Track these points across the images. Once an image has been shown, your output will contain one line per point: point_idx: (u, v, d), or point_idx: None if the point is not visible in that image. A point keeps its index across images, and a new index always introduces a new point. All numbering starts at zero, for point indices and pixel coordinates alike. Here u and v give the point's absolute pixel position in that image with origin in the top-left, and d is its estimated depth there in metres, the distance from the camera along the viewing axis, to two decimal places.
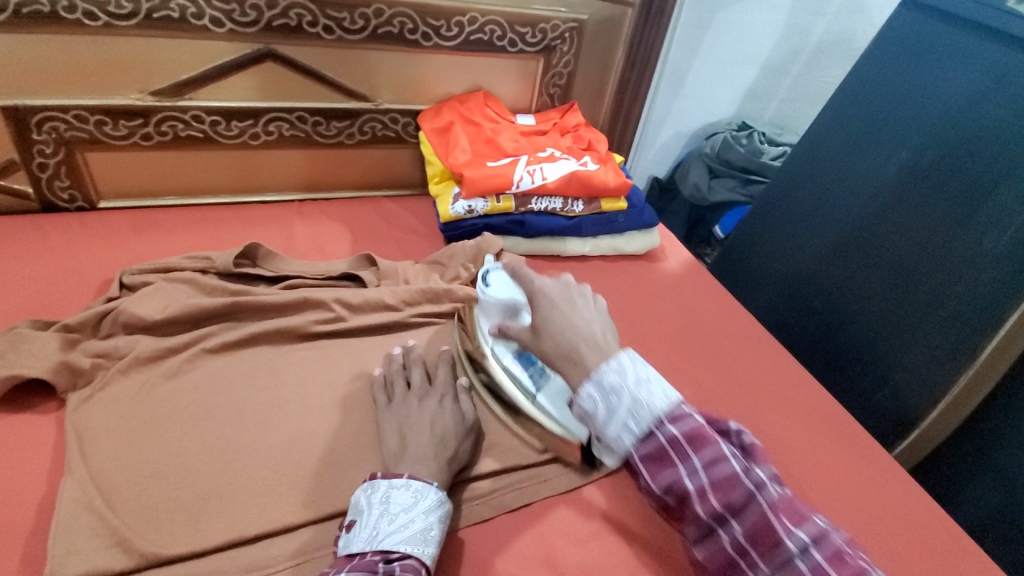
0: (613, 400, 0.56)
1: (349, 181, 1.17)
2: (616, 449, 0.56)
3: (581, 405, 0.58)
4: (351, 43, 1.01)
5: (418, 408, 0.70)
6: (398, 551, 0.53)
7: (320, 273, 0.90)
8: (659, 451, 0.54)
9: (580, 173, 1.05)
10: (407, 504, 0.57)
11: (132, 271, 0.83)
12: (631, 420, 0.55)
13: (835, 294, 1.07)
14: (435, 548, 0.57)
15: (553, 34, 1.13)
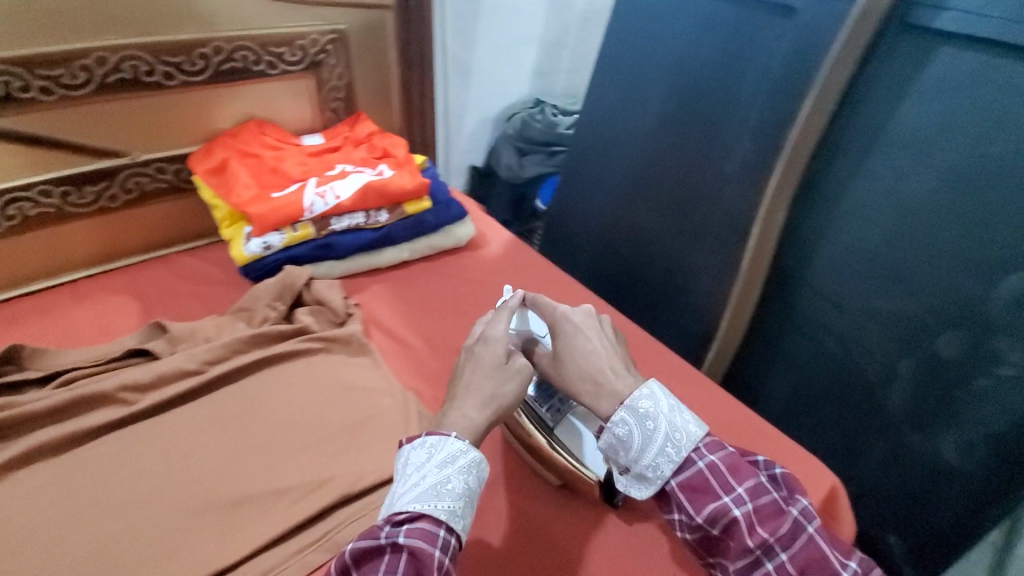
0: (649, 428, 0.59)
1: (132, 246, 1.06)
2: (651, 479, 0.58)
3: (616, 433, 0.60)
4: (80, 99, 0.91)
5: (473, 360, 0.65)
6: (405, 512, 0.52)
7: (103, 357, 0.82)
8: (701, 482, 0.57)
9: (374, 183, 1.04)
10: (421, 462, 0.55)
11: None
12: (669, 446, 0.58)
13: (636, 242, 1.17)
14: (458, 500, 0.53)
15: (314, 49, 1.10)
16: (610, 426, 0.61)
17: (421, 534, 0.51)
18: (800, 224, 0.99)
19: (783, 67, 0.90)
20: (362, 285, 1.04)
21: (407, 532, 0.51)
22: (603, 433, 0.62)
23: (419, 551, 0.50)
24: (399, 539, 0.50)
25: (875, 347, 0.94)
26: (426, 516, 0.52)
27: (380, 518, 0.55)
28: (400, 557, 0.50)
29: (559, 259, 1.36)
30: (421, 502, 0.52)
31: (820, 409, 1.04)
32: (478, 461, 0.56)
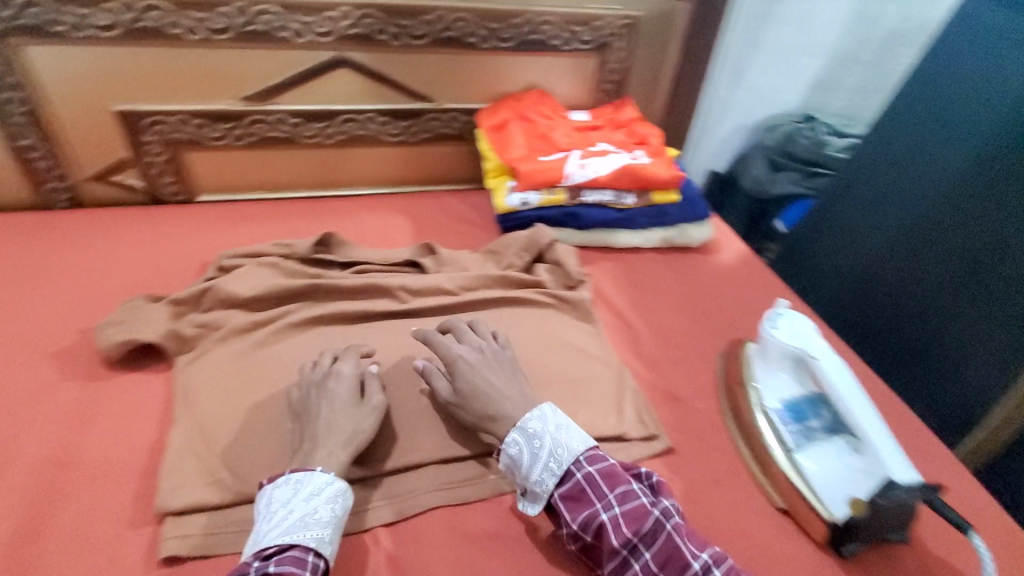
0: (535, 446, 0.65)
1: (414, 176, 1.25)
2: (540, 493, 0.64)
3: (509, 454, 0.66)
4: (416, 48, 1.09)
5: (323, 396, 0.70)
6: (273, 546, 0.56)
7: (386, 260, 0.99)
8: (578, 491, 0.62)
9: (632, 167, 1.08)
10: (286, 497, 0.59)
11: (229, 255, 0.95)
12: (551, 461, 0.64)
13: (900, 290, 1.11)
14: (325, 529, 0.58)
15: (607, 31, 1.16)
16: (502, 447, 0.66)
17: (291, 563, 0.54)
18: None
19: None
20: (592, 258, 1.10)
21: (279, 562, 0.54)
22: (499, 454, 0.68)
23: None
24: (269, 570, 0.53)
25: None
26: (297, 545, 0.56)
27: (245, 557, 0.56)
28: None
29: (801, 287, 1.33)
30: (290, 534, 0.56)
31: None
32: (343, 492, 0.62)
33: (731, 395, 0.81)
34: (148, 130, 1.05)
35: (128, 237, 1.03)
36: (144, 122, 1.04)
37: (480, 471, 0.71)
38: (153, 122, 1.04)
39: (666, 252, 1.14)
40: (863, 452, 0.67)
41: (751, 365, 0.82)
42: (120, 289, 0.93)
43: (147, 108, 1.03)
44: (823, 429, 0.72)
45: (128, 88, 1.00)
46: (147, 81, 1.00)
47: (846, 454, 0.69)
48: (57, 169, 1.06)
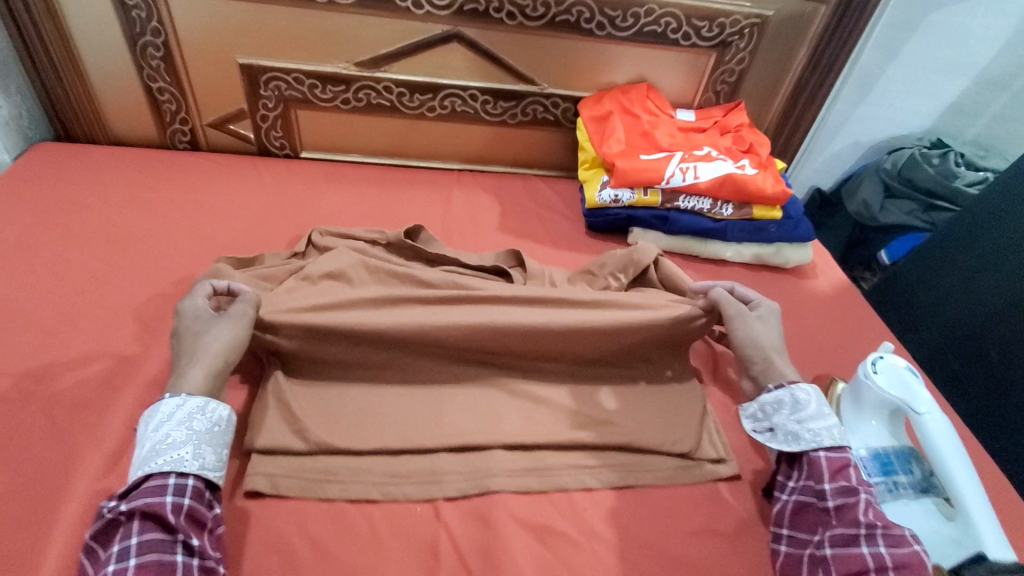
0: (823, 409, 0.68)
1: (506, 157, 1.25)
2: (804, 440, 0.67)
3: (794, 394, 0.70)
4: (530, 29, 1.07)
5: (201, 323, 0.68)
6: (130, 483, 0.57)
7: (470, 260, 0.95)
8: (842, 464, 0.65)
9: (735, 177, 1.02)
10: (141, 433, 0.60)
11: (321, 231, 0.95)
12: (834, 426, 0.67)
13: (1016, 347, 1.00)
14: (182, 449, 0.58)
15: (731, 29, 1.10)
16: (792, 387, 0.70)
17: (146, 494, 0.55)
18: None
19: None
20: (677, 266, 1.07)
21: (133, 495, 0.55)
22: (778, 389, 0.71)
23: (154, 507, 0.54)
24: (122, 508, 0.54)
25: None
26: (153, 475, 0.56)
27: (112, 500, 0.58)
28: (131, 520, 0.54)
29: (894, 326, 1.24)
30: (143, 466, 0.57)
31: None
32: (203, 407, 0.61)
33: None
34: (266, 85, 1.10)
35: (237, 184, 1.10)
36: (263, 76, 1.09)
37: (546, 465, 0.71)
38: (272, 78, 1.09)
39: (757, 270, 1.09)
40: (962, 519, 0.61)
41: (837, 401, 0.77)
42: (225, 233, 1.00)
43: (268, 63, 1.07)
44: (912, 487, 0.66)
45: (253, 43, 1.05)
46: (272, 38, 1.05)
47: (939, 520, 0.63)
48: (181, 113, 1.13)
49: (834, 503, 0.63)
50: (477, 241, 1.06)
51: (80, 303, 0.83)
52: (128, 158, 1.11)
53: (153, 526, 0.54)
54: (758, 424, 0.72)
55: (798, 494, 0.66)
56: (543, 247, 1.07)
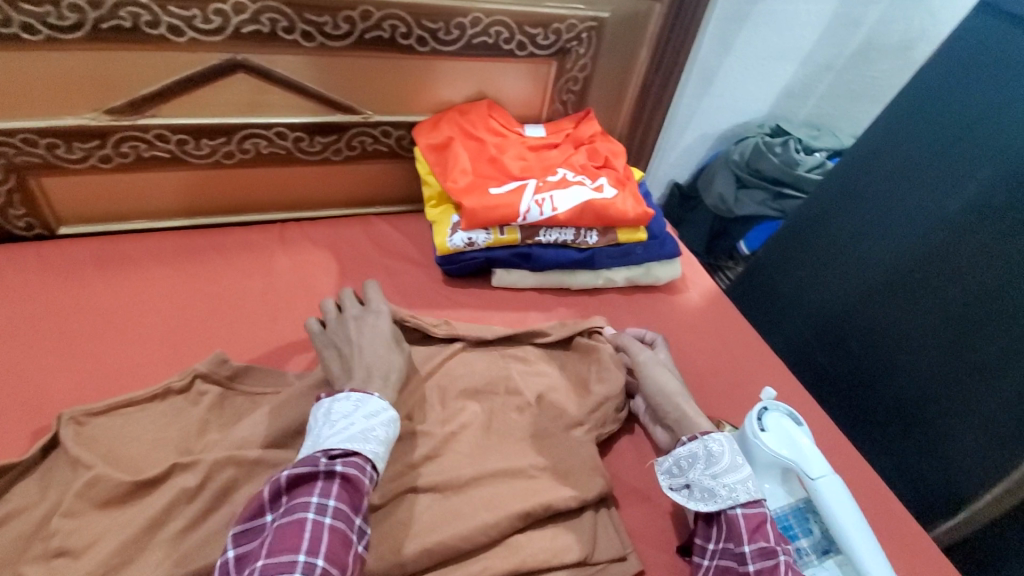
0: (738, 459, 0.62)
1: (339, 198, 1.06)
2: (718, 499, 0.60)
3: (708, 446, 0.63)
4: (335, 50, 0.88)
5: (365, 328, 0.74)
6: (337, 449, 0.58)
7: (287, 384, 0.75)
8: (758, 523, 0.59)
9: (595, 202, 0.93)
10: (347, 412, 0.61)
11: (81, 415, 0.67)
12: (750, 481, 0.60)
13: (872, 339, 1.00)
14: (381, 446, 0.60)
15: (568, 35, 0.99)
16: (705, 438, 0.64)
17: (355, 467, 0.57)
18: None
19: None
20: (548, 304, 0.97)
21: (345, 463, 0.57)
22: (692, 440, 0.65)
23: (356, 480, 0.56)
24: (337, 468, 0.56)
25: None
26: (358, 453, 0.58)
27: (304, 454, 0.59)
28: (335, 483, 0.56)
29: (757, 320, 1.23)
30: (353, 442, 0.58)
31: None
32: (393, 420, 0.63)
33: None
34: None
35: None
36: None
37: None
38: None
39: (630, 293, 1.02)
40: None
41: None
42: None
43: None
44: (815, 550, 0.61)
45: None
46: None
47: None
48: None
49: (753, 569, 0.56)
50: (313, 316, 0.87)
51: None
52: None
53: (349, 497, 0.56)
54: (672, 480, 0.65)
55: (718, 559, 0.59)
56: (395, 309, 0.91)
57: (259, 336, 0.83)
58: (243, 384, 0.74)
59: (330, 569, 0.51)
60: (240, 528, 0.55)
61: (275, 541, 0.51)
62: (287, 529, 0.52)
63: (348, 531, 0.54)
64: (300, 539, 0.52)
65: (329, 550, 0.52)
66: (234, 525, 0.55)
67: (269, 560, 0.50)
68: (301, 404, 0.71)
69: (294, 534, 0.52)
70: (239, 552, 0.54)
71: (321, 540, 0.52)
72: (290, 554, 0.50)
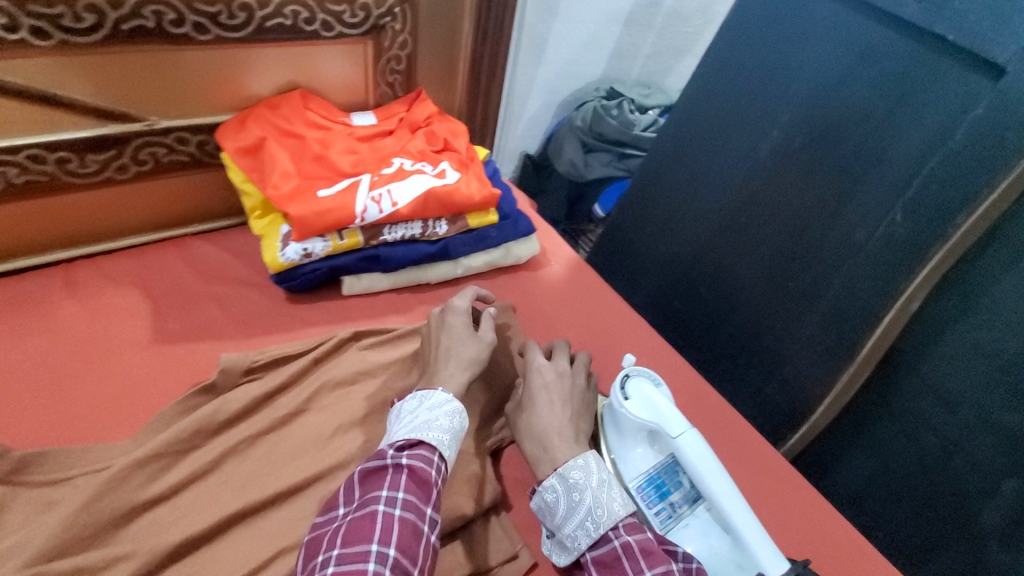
0: (574, 500, 0.59)
1: (142, 222, 0.89)
2: (570, 549, 0.59)
3: (544, 498, 0.60)
4: (84, 48, 0.72)
5: (445, 329, 0.73)
6: (401, 440, 0.58)
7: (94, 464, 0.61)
8: (611, 559, 0.55)
9: (437, 191, 0.87)
10: (412, 407, 0.62)
11: None
12: (588, 521, 0.57)
13: (717, 281, 1.07)
14: (447, 434, 0.60)
15: (379, 10, 0.90)
16: (540, 489, 0.61)
17: (421, 459, 0.56)
18: (923, 324, 0.83)
19: (966, 136, 0.74)
20: (408, 304, 0.91)
21: (410, 453, 0.56)
22: (534, 494, 0.62)
23: (424, 472, 0.55)
24: (402, 459, 0.55)
25: (985, 459, 0.79)
26: (423, 444, 0.58)
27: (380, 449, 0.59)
28: (402, 474, 0.54)
29: (619, 280, 1.26)
30: (416, 432, 0.58)
31: (901, 505, 0.89)
32: (459, 411, 0.62)
33: None
34: None
35: None
36: None
37: None
38: None
39: (493, 277, 0.99)
40: (733, 537, 0.59)
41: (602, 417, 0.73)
42: None
43: None
44: (686, 501, 0.64)
45: None
46: None
47: (717, 537, 0.61)
48: None
49: None
50: (127, 370, 0.73)
51: None
52: None
53: (418, 490, 0.54)
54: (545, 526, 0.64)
55: None
56: (231, 344, 0.79)
57: (54, 411, 0.68)
58: (40, 473, 0.60)
59: (400, 559, 0.49)
60: (319, 518, 0.55)
61: (347, 532, 0.50)
62: (359, 521, 0.51)
63: (418, 522, 0.53)
64: (371, 530, 0.50)
65: (399, 539, 0.50)
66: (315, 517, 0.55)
67: (345, 551, 0.49)
68: (124, 483, 0.59)
69: (363, 526, 0.50)
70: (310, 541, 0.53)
71: (393, 529, 0.51)
72: (362, 544, 0.49)
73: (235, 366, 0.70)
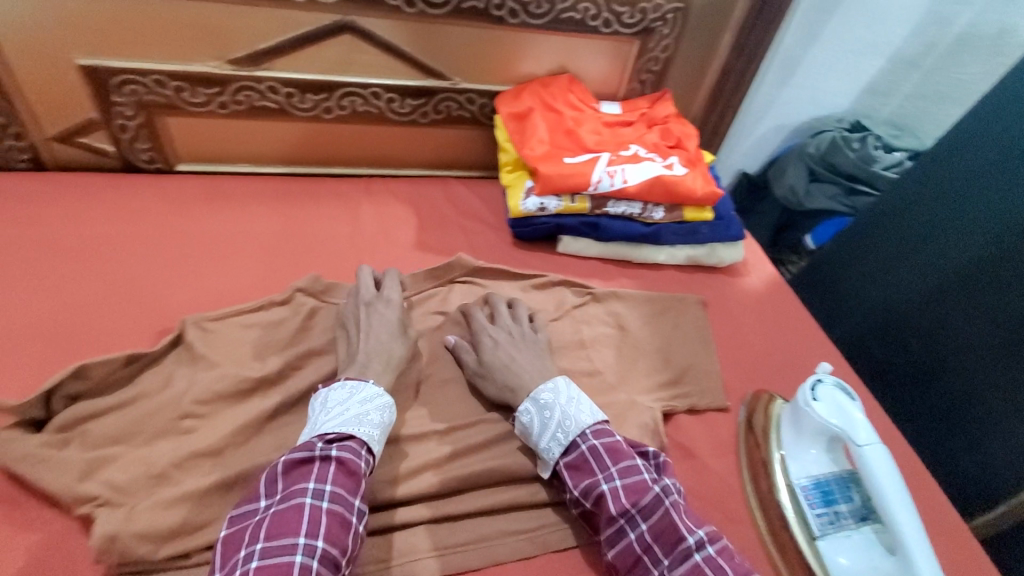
0: (546, 416, 0.70)
1: (422, 159, 1.13)
2: (548, 459, 0.69)
3: (521, 421, 0.71)
4: (433, 18, 0.94)
5: (375, 315, 0.76)
6: (332, 432, 0.61)
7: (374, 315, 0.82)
8: (581, 461, 0.67)
9: (666, 178, 0.97)
10: (342, 398, 0.65)
11: (199, 318, 0.74)
12: (559, 432, 0.68)
13: (933, 338, 0.99)
14: (376, 429, 0.64)
15: (653, 15, 1.02)
16: (517, 415, 0.72)
17: (349, 451, 0.60)
18: None
19: None
20: (611, 274, 1.01)
21: (339, 445, 0.60)
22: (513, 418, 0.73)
23: (353, 464, 0.59)
24: (332, 451, 0.59)
25: None
26: (354, 438, 0.62)
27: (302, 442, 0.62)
28: (330, 465, 0.58)
29: (817, 314, 1.22)
30: (346, 426, 0.62)
31: None
32: (388, 404, 0.67)
33: (752, 465, 0.75)
34: (119, 90, 0.91)
35: (105, 212, 0.91)
36: (114, 79, 0.90)
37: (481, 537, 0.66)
38: (125, 81, 0.90)
39: (692, 272, 1.04)
40: (897, 558, 0.61)
41: (778, 417, 0.79)
42: (84, 278, 0.81)
43: (117, 64, 0.88)
44: (852, 516, 0.69)
45: (96, 39, 0.86)
46: (117, 33, 0.86)
47: (878, 555, 0.65)
48: (13, 126, 0.92)
49: (590, 502, 0.64)
50: (395, 262, 0.94)
51: None
52: None
53: (344, 482, 0.58)
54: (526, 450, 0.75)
55: (575, 507, 0.67)
56: None
57: (345, 275, 0.91)
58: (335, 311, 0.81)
59: (329, 549, 0.53)
60: (235, 511, 0.57)
61: (273, 524, 0.54)
62: (284, 514, 0.54)
63: (346, 515, 0.56)
64: (297, 523, 0.54)
65: (328, 531, 0.54)
66: (229, 511, 0.57)
67: (268, 543, 0.52)
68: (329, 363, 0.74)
69: (289, 520, 0.54)
70: (226, 534, 0.55)
71: (319, 522, 0.54)
72: (289, 537, 0.53)
73: (463, 263, 0.90)
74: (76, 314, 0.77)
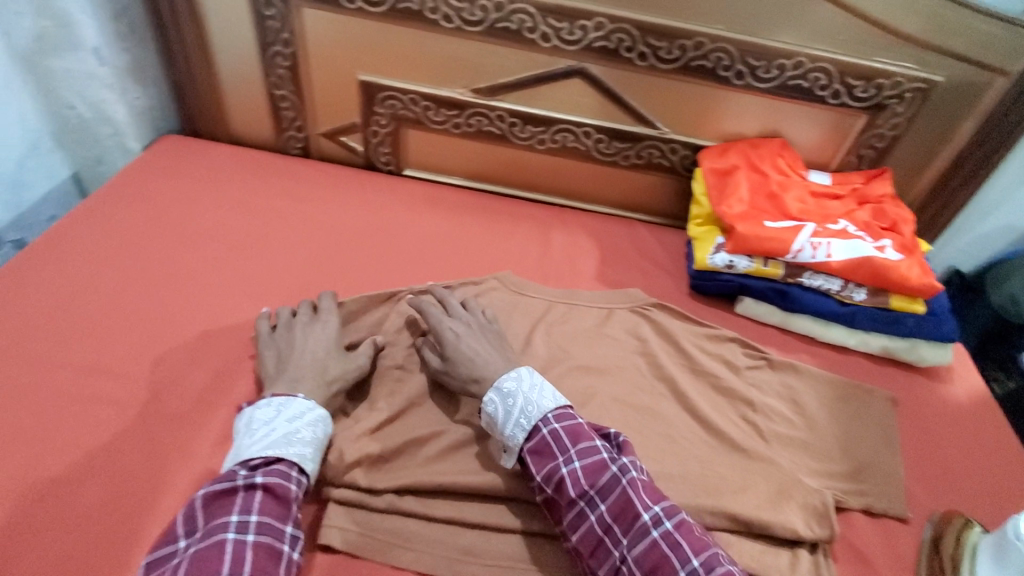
0: (508, 403, 0.67)
1: (612, 198, 1.18)
2: (512, 446, 0.66)
3: (485, 411, 0.69)
4: (660, 72, 1.00)
5: (310, 334, 0.77)
6: (258, 458, 0.60)
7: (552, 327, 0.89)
8: (542, 445, 0.64)
9: (876, 260, 0.91)
10: (267, 417, 0.65)
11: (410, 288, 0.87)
12: (522, 418, 0.66)
13: None
14: (307, 447, 0.64)
15: (890, 92, 0.98)
16: (481, 405, 0.69)
17: (277, 476, 0.59)
18: None
19: None
20: (790, 346, 0.96)
21: (264, 472, 0.59)
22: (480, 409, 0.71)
23: (281, 488, 0.59)
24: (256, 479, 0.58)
25: None
26: (282, 460, 0.61)
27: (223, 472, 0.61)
28: (255, 494, 0.57)
29: None
30: (273, 449, 0.61)
31: None
32: (323, 417, 0.67)
33: None
34: (382, 103, 1.09)
35: (349, 199, 1.08)
36: (380, 94, 1.08)
37: None
38: (388, 97, 1.08)
39: (884, 364, 0.96)
40: None
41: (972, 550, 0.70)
42: (327, 250, 0.98)
43: (386, 82, 1.06)
44: None
45: (378, 62, 1.04)
46: (394, 58, 1.04)
47: None
48: (298, 120, 1.14)
49: (550, 487, 0.62)
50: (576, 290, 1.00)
51: (202, 307, 0.86)
52: (240, 157, 1.13)
53: (269, 508, 0.57)
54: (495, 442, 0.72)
55: (537, 495, 0.65)
56: None
57: None
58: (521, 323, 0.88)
59: None
60: (149, 559, 0.55)
61: (191, 565, 0.52)
62: (206, 552, 0.53)
63: (274, 543, 0.56)
64: (218, 561, 0.52)
65: (253, 565, 0.53)
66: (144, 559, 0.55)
67: None
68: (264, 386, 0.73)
69: (211, 557, 0.52)
70: None
71: (244, 555, 0.53)
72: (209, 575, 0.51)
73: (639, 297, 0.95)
74: (317, 278, 0.93)
